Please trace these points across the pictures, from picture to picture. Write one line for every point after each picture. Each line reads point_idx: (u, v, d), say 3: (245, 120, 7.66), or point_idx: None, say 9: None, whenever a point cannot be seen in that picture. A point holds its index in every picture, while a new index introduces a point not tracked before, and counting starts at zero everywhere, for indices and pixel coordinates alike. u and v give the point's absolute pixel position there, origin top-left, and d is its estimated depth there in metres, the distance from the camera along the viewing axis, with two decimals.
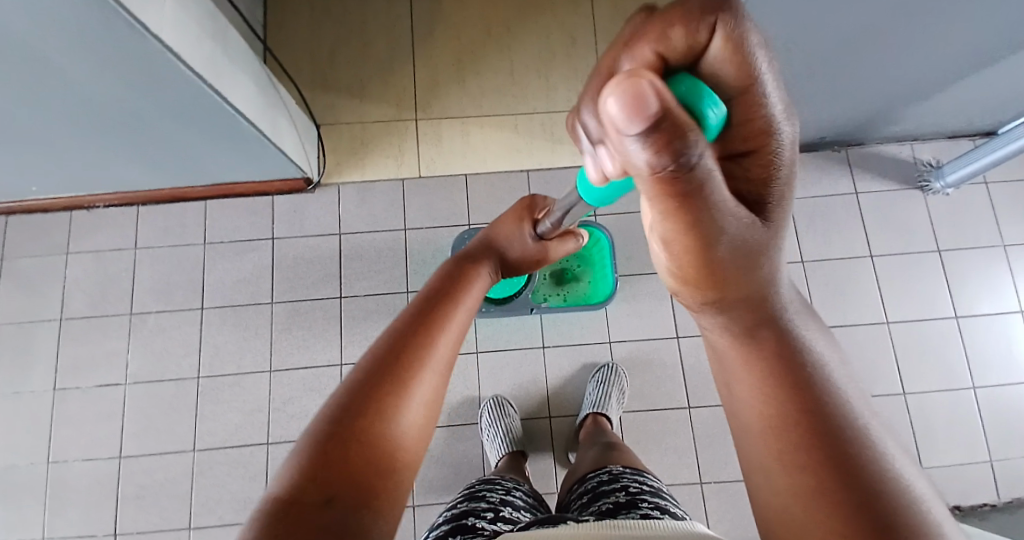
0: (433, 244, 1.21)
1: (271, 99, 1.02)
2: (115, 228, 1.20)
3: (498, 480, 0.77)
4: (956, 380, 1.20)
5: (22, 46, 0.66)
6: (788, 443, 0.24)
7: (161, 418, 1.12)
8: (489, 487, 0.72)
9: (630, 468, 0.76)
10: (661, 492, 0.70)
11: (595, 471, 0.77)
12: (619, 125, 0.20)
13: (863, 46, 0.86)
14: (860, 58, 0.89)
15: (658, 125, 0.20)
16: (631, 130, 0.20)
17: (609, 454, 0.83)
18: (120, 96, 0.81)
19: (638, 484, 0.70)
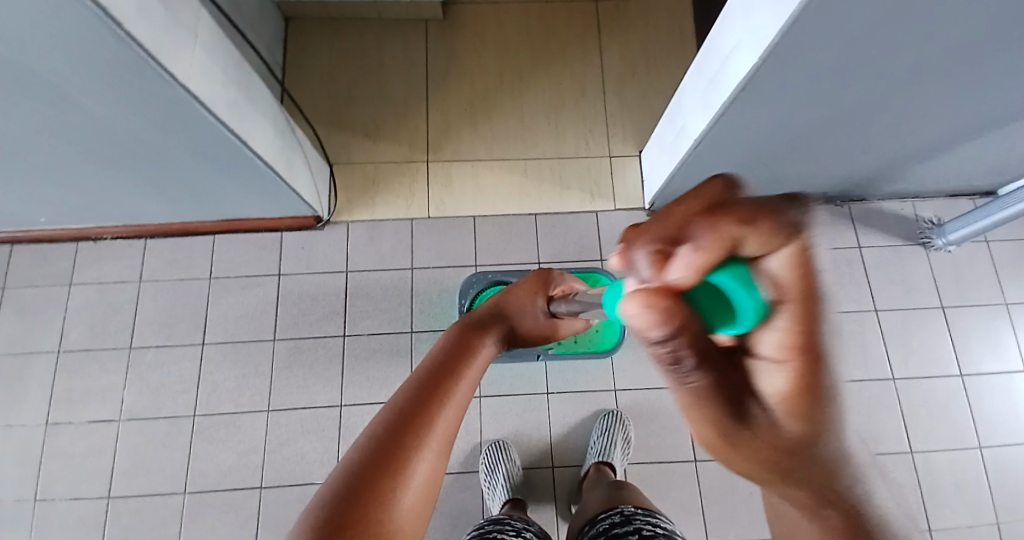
0: (440, 284, 1.21)
1: (287, 139, 1.04)
2: (121, 259, 1.20)
3: (509, 520, 0.81)
4: (963, 438, 1.18)
5: (50, 85, 0.67)
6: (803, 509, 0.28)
7: (153, 455, 1.09)
8: (500, 528, 0.77)
9: (641, 508, 0.75)
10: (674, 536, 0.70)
11: (606, 512, 0.76)
12: (646, 328, 0.26)
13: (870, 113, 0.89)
14: (866, 121, 0.92)
15: (671, 345, 0.26)
16: (653, 334, 0.26)
17: (620, 493, 0.82)
18: (142, 134, 0.82)
19: (651, 527, 0.70)
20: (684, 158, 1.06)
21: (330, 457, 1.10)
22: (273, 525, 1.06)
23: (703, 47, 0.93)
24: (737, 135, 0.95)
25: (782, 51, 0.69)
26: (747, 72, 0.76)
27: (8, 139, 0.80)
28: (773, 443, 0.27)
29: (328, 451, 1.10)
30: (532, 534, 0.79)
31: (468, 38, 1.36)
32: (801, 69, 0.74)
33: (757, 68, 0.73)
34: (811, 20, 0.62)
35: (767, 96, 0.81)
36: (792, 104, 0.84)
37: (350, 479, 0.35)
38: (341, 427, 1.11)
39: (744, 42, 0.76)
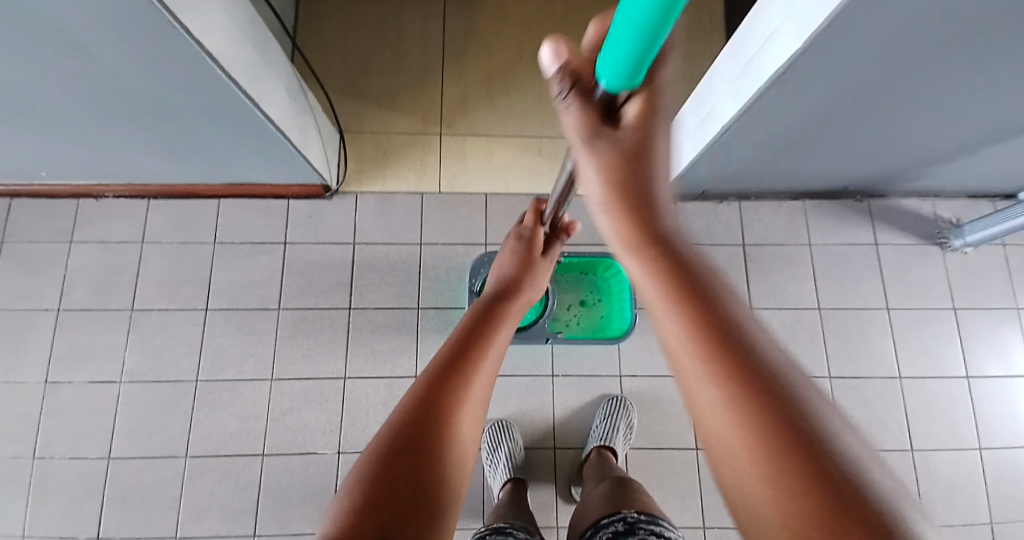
0: (449, 261, 1.19)
1: (300, 104, 1.00)
2: (124, 219, 1.17)
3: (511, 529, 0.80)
4: (964, 440, 1.19)
5: (60, 33, 0.64)
6: (755, 430, 0.32)
7: (154, 418, 1.09)
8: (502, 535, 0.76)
9: (644, 514, 0.73)
10: None
11: (608, 517, 0.74)
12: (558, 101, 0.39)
13: (904, 108, 0.86)
14: (899, 116, 0.89)
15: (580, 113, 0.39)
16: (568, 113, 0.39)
17: (623, 495, 0.80)
18: (154, 91, 0.78)
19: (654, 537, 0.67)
20: (708, 146, 1.03)
21: (332, 429, 1.09)
22: (273, 492, 1.06)
23: (738, 30, 0.89)
24: (766, 122, 0.92)
25: (827, 37, 0.65)
26: (783, 58, 0.73)
27: (13, 88, 0.77)
28: (711, 321, 0.35)
29: (330, 423, 1.09)
30: None
31: (488, 9, 1.31)
32: (845, 53, 0.70)
33: (799, 56, 0.70)
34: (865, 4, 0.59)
35: (803, 82, 0.78)
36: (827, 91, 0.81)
37: (414, 407, 0.48)
38: (344, 400, 1.11)
39: (784, 26, 0.72)
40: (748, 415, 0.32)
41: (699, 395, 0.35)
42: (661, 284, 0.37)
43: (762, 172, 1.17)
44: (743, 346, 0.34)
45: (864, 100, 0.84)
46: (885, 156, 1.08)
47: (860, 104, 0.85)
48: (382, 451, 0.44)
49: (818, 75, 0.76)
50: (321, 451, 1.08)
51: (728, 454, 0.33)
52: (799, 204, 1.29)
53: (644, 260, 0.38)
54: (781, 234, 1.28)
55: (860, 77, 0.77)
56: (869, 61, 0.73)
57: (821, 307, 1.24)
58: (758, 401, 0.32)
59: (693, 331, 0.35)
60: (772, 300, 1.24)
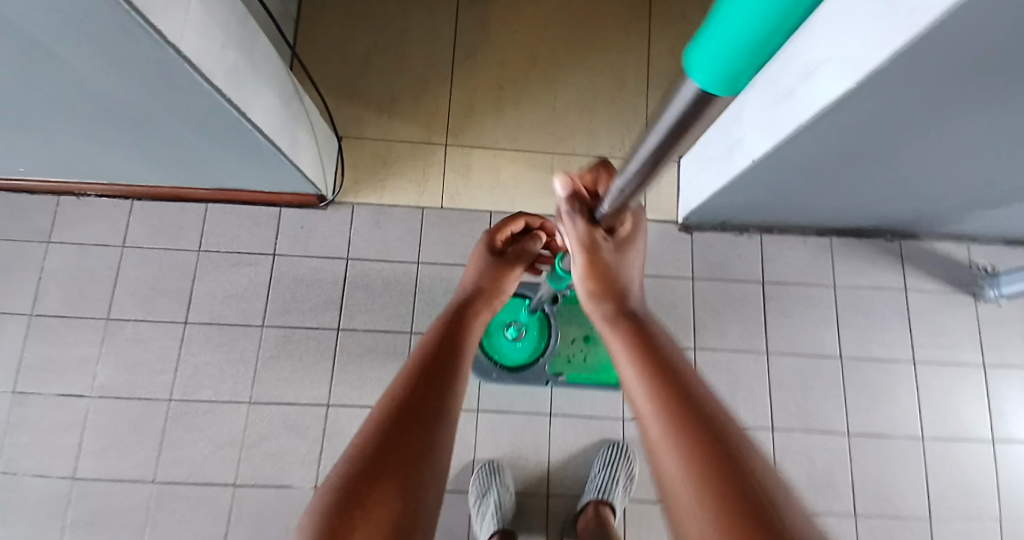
0: (447, 284, 1.11)
1: (292, 109, 0.92)
2: (104, 220, 1.10)
3: None
4: (984, 507, 1.11)
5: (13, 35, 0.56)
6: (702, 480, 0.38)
7: (124, 438, 1.02)
8: None
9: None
10: None
11: None
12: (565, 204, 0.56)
13: (961, 154, 0.77)
14: (953, 162, 0.80)
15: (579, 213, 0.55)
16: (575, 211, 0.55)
17: None
18: (127, 98, 0.70)
19: None
20: (733, 178, 0.94)
21: (312, 459, 1.03)
22: (246, 524, 1.00)
23: (773, 56, 0.80)
24: (801, 158, 0.83)
25: (884, 73, 0.57)
26: (832, 92, 0.64)
27: None
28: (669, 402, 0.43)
29: (310, 453, 1.03)
30: None
31: (504, 10, 1.22)
32: (906, 92, 0.61)
33: (852, 90, 0.61)
34: (933, 46, 0.50)
35: (850, 119, 0.69)
36: (876, 130, 0.72)
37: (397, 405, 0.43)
38: (326, 428, 1.04)
39: (834, 56, 0.63)
40: (700, 474, 0.38)
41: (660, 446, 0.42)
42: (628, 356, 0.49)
43: (789, 207, 1.08)
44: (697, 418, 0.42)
45: (918, 144, 0.75)
46: (927, 201, 0.99)
47: (912, 148, 0.76)
48: (359, 475, 0.38)
49: (868, 114, 0.67)
50: (299, 482, 1.01)
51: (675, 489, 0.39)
52: (824, 241, 1.21)
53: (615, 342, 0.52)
54: (802, 273, 1.19)
55: (911, 120, 0.69)
56: (928, 104, 0.64)
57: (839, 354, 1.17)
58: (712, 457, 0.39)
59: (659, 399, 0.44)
60: (787, 344, 1.17)
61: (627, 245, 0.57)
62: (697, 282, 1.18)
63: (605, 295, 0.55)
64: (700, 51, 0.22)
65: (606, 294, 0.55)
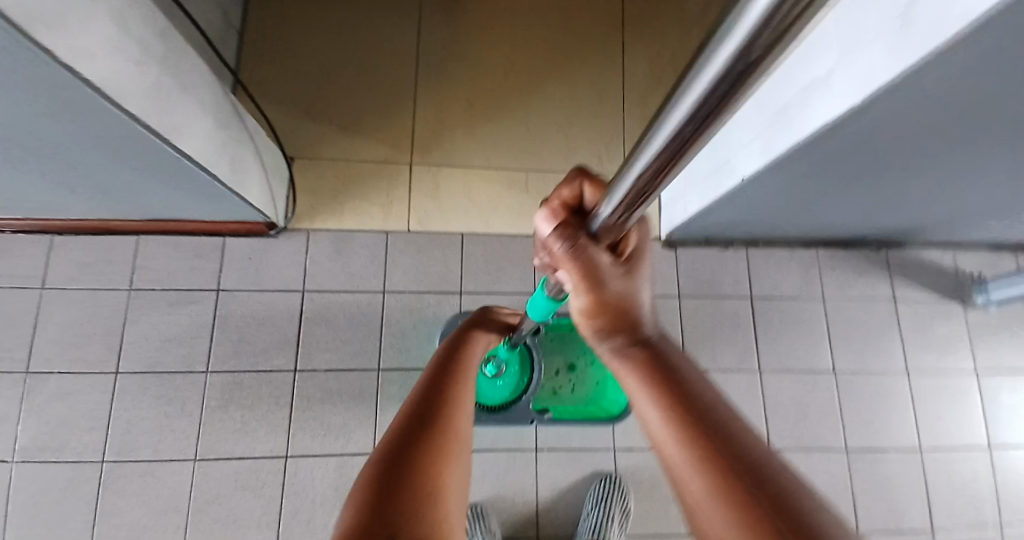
0: (417, 314, 1.02)
1: (231, 133, 0.81)
2: (21, 259, 0.96)
3: None
4: (988, 523, 1.07)
5: None
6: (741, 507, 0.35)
7: (47, 510, 0.88)
8: None
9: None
10: None
11: None
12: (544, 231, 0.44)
13: (963, 166, 0.72)
14: (954, 173, 0.75)
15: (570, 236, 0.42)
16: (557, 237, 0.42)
17: None
18: (26, 130, 0.59)
19: None
20: (721, 197, 0.88)
21: (270, 520, 0.91)
22: None
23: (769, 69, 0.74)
24: (795, 174, 0.78)
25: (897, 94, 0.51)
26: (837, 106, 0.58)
27: None
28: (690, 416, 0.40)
29: (267, 513, 0.91)
30: None
31: (470, 20, 1.14)
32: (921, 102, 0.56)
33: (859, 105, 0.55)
34: (965, 62, 0.44)
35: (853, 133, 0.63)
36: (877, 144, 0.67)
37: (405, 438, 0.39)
38: (285, 484, 0.92)
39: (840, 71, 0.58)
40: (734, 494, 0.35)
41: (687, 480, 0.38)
42: (642, 387, 0.43)
43: (776, 221, 1.03)
44: (725, 442, 0.38)
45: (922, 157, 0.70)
46: (918, 210, 0.95)
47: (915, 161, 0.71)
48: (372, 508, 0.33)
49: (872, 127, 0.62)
50: None
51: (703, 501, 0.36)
52: (810, 253, 1.16)
53: (631, 376, 0.44)
54: (790, 287, 1.14)
55: (912, 143, 0.63)
56: (935, 128, 0.58)
57: (832, 370, 1.12)
58: (750, 485, 0.35)
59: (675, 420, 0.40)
60: (779, 362, 1.11)
61: (635, 269, 0.44)
62: (683, 301, 1.12)
63: (615, 326, 0.44)
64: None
65: (615, 326, 0.44)
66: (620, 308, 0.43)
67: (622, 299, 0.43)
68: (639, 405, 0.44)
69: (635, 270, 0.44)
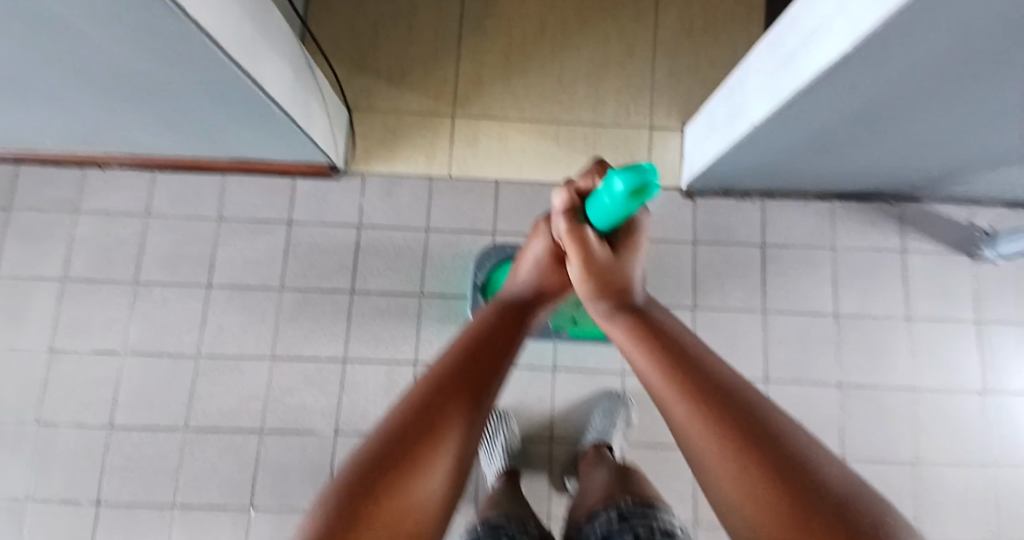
0: (455, 249, 1.17)
1: (303, 81, 0.97)
2: (130, 189, 1.16)
3: (511, 528, 0.67)
4: (975, 460, 1.15)
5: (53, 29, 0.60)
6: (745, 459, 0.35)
7: (154, 393, 1.09)
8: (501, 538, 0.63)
9: (641, 501, 0.64)
10: (675, 531, 0.57)
11: (603, 506, 0.65)
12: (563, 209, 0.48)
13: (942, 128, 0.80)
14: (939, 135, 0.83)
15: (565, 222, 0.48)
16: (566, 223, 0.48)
17: (622, 482, 0.70)
18: (156, 75, 0.76)
19: (648, 524, 0.57)
20: (734, 142, 0.95)
21: (331, 411, 1.09)
22: (271, 471, 1.07)
23: (781, 18, 0.80)
24: (785, 131, 0.86)
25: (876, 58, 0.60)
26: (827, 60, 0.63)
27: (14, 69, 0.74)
28: (685, 374, 0.41)
29: (329, 405, 1.09)
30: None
31: None
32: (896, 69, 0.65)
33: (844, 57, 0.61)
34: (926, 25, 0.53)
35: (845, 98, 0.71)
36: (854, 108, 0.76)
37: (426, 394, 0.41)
38: (344, 383, 1.10)
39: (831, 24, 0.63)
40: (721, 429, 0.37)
41: (694, 449, 0.38)
42: (641, 356, 0.44)
43: (788, 174, 1.11)
44: (740, 406, 0.38)
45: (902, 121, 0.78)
46: (917, 167, 1.02)
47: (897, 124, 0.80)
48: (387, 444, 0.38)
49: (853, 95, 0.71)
50: (319, 433, 1.08)
51: (692, 437, 0.38)
52: (823, 205, 1.24)
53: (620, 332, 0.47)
54: (800, 236, 1.23)
55: (892, 106, 0.72)
56: (907, 87, 0.67)
57: (836, 313, 1.20)
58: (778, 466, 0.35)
59: (677, 387, 0.40)
60: (783, 304, 1.20)
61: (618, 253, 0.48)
62: (698, 246, 1.22)
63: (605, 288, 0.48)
64: (596, 208, 0.46)
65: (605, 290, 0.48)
66: (607, 280, 0.48)
67: (608, 274, 0.48)
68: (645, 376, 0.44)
69: (627, 248, 0.48)
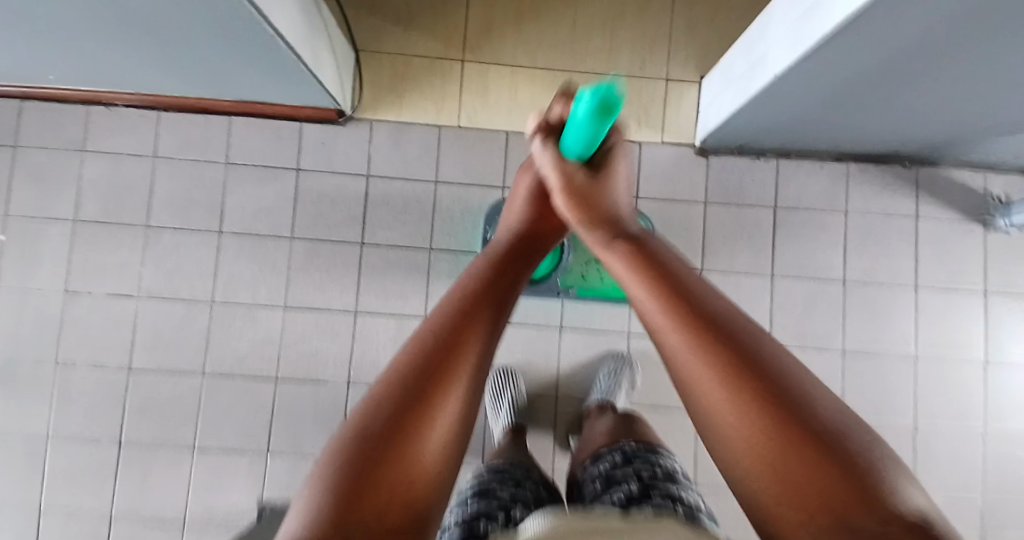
0: (465, 203, 1.15)
1: (312, 22, 0.93)
2: (134, 132, 1.14)
3: (513, 470, 0.69)
4: (969, 424, 1.19)
5: None
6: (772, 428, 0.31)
7: (169, 337, 1.11)
8: (503, 480, 0.64)
9: (644, 446, 0.64)
10: (676, 475, 0.58)
11: (607, 449, 0.66)
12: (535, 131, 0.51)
13: (976, 94, 0.77)
14: (973, 100, 0.80)
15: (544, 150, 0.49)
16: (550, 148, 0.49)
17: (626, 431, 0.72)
18: (164, 11, 0.72)
19: (650, 468, 0.58)
20: (748, 100, 0.91)
21: (343, 359, 1.12)
22: (286, 415, 1.11)
23: None
24: (811, 92, 0.83)
25: (911, 15, 0.56)
26: (854, 7, 0.58)
27: (14, 1, 0.71)
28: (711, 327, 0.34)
29: (341, 354, 1.12)
30: (538, 485, 0.67)
31: None
32: (914, 34, 0.61)
33: (875, 10, 0.56)
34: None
35: (869, 57, 0.68)
36: (887, 70, 0.72)
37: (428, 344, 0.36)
38: (355, 332, 1.12)
39: None
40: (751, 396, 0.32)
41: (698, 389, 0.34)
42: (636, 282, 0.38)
43: (809, 136, 1.08)
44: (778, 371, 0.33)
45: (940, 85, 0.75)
46: (945, 131, 0.99)
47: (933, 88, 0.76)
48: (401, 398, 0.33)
49: (868, 52, 0.67)
50: (331, 380, 1.11)
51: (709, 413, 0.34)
52: (841, 167, 1.21)
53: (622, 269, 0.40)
54: (816, 199, 1.20)
55: (929, 66, 0.69)
56: (949, 48, 0.63)
57: (846, 278, 1.20)
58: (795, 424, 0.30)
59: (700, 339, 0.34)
60: (793, 268, 1.20)
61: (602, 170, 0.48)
62: (710, 207, 1.19)
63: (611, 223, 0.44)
64: (569, 135, 0.47)
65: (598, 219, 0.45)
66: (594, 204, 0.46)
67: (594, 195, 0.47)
68: (661, 336, 0.36)
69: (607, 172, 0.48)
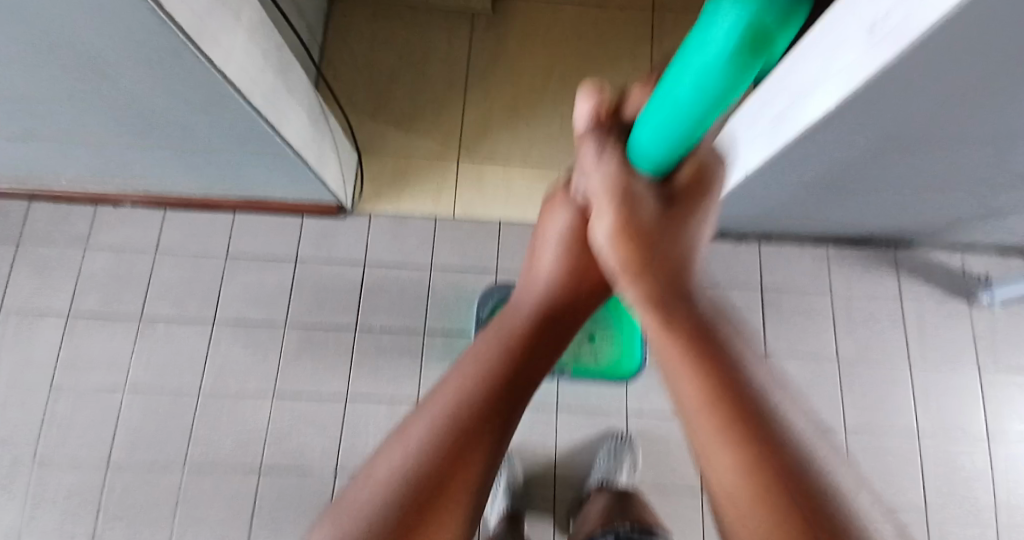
0: (460, 289, 1.17)
1: (319, 127, 1.01)
2: (139, 226, 1.18)
3: None
4: (984, 511, 1.13)
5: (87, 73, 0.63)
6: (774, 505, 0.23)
7: (152, 432, 1.08)
8: None
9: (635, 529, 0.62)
10: None
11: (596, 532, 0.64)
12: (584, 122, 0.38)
13: (938, 183, 0.82)
14: (936, 187, 0.85)
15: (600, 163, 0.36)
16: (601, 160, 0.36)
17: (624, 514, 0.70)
18: (183, 119, 0.78)
19: None
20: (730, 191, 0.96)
21: (332, 452, 1.08)
22: (269, 515, 1.05)
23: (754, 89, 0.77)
24: (786, 181, 0.88)
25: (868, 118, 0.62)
26: (809, 118, 0.63)
27: (44, 112, 0.77)
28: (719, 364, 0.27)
29: (331, 446, 1.08)
30: None
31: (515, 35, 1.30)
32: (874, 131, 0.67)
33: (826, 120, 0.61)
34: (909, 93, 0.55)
35: (832, 154, 0.74)
36: (853, 164, 0.78)
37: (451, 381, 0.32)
38: (346, 423, 1.09)
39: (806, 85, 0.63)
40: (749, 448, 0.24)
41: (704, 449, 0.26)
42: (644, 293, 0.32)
43: (788, 220, 1.13)
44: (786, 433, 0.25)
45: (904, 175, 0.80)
46: (917, 216, 1.04)
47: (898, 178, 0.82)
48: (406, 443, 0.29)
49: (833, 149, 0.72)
50: (318, 476, 1.07)
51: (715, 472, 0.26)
52: (823, 249, 1.25)
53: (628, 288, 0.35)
54: (801, 280, 1.24)
55: (890, 161, 0.74)
56: (908, 143, 0.69)
57: (840, 358, 1.20)
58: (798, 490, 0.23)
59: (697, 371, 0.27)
60: (786, 349, 1.20)
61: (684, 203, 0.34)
62: None
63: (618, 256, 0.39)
64: (644, 130, 0.33)
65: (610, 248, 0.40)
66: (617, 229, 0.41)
67: None
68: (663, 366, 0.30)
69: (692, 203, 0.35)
